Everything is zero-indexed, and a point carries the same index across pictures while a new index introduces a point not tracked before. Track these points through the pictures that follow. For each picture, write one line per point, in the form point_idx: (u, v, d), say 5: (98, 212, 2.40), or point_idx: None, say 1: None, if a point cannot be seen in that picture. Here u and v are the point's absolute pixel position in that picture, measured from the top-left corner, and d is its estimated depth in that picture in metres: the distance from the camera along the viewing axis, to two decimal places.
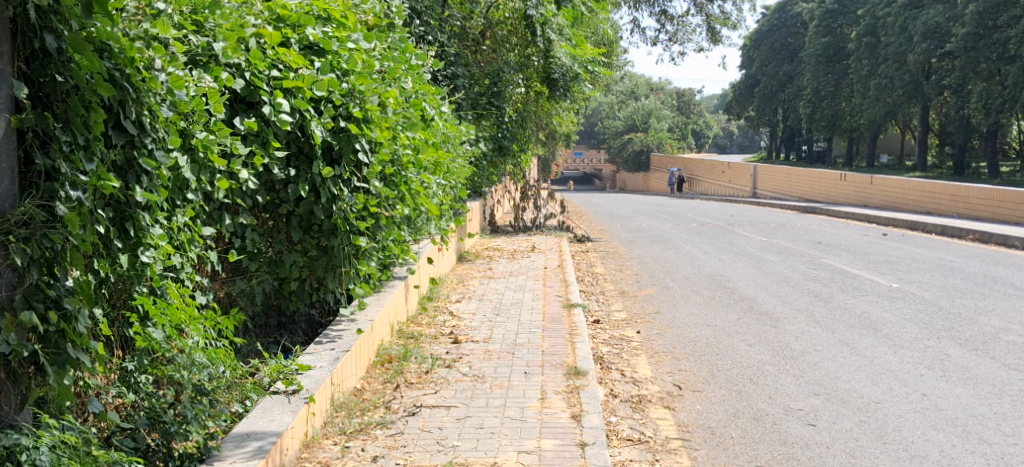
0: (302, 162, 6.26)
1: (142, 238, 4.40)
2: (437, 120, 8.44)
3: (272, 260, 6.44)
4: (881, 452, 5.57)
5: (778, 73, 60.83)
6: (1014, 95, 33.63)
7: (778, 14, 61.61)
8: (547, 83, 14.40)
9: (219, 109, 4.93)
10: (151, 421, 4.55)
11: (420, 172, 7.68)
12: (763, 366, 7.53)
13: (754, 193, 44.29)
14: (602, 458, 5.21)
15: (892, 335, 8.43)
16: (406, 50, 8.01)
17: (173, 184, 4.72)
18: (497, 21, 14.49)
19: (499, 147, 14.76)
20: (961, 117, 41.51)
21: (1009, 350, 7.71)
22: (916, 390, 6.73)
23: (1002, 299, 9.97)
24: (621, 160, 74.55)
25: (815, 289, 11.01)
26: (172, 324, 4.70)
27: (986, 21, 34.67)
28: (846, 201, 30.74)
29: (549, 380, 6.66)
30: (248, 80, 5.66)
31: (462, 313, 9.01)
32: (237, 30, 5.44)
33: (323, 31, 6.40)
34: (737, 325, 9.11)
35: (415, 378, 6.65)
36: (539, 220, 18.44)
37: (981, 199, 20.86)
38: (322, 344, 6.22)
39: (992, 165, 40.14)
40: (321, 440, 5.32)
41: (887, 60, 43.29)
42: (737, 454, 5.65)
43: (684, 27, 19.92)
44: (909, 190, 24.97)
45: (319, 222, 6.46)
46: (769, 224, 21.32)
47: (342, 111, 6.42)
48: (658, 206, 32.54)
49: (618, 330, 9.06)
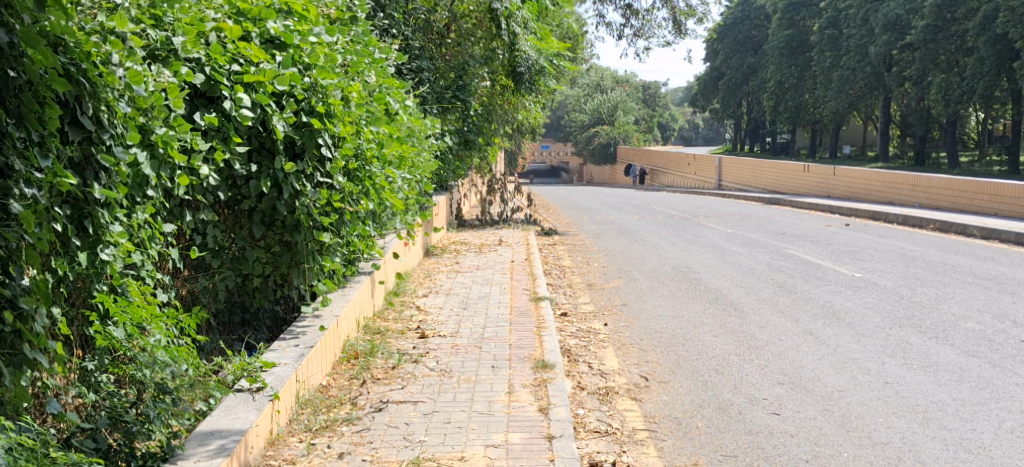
0: (264, 157, 6.21)
1: (101, 235, 4.33)
2: (402, 113, 8.36)
3: (235, 257, 6.41)
4: (845, 440, 5.63)
5: (742, 65, 61.33)
6: (972, 87, 34.17)
7: (741, 6, 61.65)
8: (513, 77, 14.50)
9: (180, 104, 4.82)
10: (114, 421, 4.55)
11: (384, 167, 7.55)
12: (729, 357, 7.58)
13: (720, 185, 44.53)
14: (569, 450, 5.23)
15: (855, 323, 8.52)
16: (369, 43, 7.94)
17: (133, 181, 4.65)
18: (462, 14, 14.09)
19: (465, 141, 14.82)
20: (921, 109, 42.01)
21: (968, 338, 7.82)
22: (878, 378, 6.81)
23: (962, 288, 10.10)
24: (587, 153, 74.63)
25: (779, 280, 11.10)
26: (133, 323, 4.66)
27: (945, 13, 35.34)
28: (809, 192, 31.05)
29: (516, 374, 6.66)
30: (208, 75, 5.60)
31: (430, 308, 9.01)
32: (197, 24, 5.42)
33: (285, 25, 6.30)
34: (703, 317, 9.15)
35: (381, 374, 6.63)
36: (505, 213, 18.45)
37: (941, 189, 21.13)
38: (286, 341, 6.18)
39: (952, 156, 40.69)
40: (286, 438, 5.29)
41: (849, 51, 43.80)
42: (702, 444, 5.69)
43: (650, 21, 19.96)
44: (871, 181, 25.22)
45: (282, 218, 6.40)
46: (733, 215, 21.74)
47: (305, 105, 6.33)
48: (625, 198, 32.53)
49: (585, 323, 9.08)
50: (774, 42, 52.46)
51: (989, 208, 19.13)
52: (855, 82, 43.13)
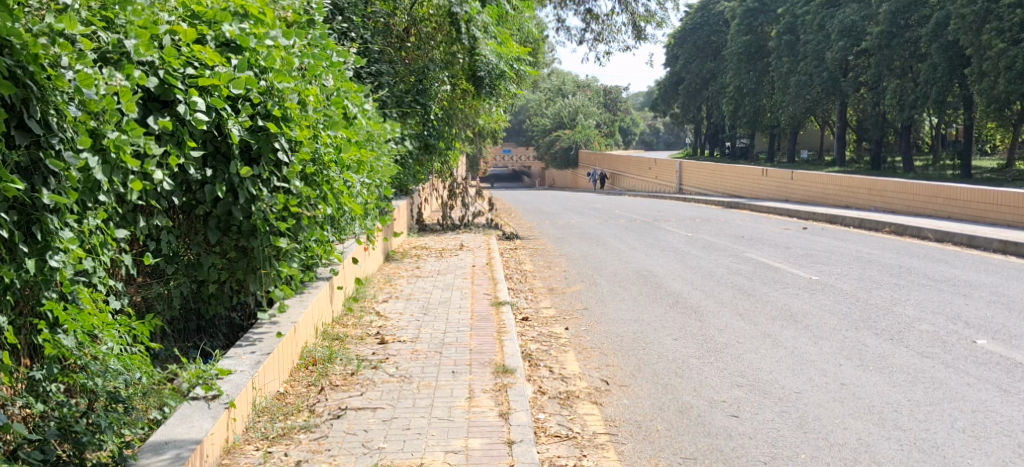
0: (219, 162, 6.14)
1: (51, 241, 4.24)
2: (360, 117, 8.29)
3: (190, 263, 6.34)
4: (802, 441, 5.67)
5: (701, 70, 61.85)
6: (926, 92, 34.74)
7: (700, 12, 62.23)
8: (473, 81, 14.35)
9: (133, 108, 4.72)
10: (62, 432, 4.48)
11: (342, 171, 7.45)
12: (688, 360, 7.61)
13: (680, 189, 44.81)
14: (530, 455, 5.22)
15: (813, 326, 8.60)
16: (327, 46, 7.87)
17: (85, 186, 4.54)
18: (422, 18, 14.01)
19: (425, 145, 14.75)
20: (877, 114, 42.61)
21: (922, 339, 7.93)
22: (835, 380, 6.87)
23: (916, 290, 10.26)
24: (549, 157, 74.77)
25: (738, 283, 11.18)
26: (83, 330, 4.51)
27: (899, 20, 35.95)
28: (768, 196, 31.36)
29: (477, 379, 6.63)
30: (162, 78, 5.50)
31: (390, 313, 8.94)
32: (150, 27, 5.32)
33: (241, 28, 6.23)
34: (664, 320, 9.19)
35: (340, 380, 6.57)
36: (467, 218, 18.42)
37: (896, 193, 21.43)
38: (242, 348, 6.09)
39: (907, 160, 41.32)
40: (243, 446, 5.22)
41: (806, 57, 44.36)
42: (662, 447, 5.70)
43: (610, 26, 20.03)
44: (827, 185, 25.55)
45: (237, 224, 6.34)
46: (694, 218, 21.86)
47: (261, 109, 6.26)
48: (587, 203, 32.60)
49: (546, 327, 9.08)
50: (732, 48, 52.96)
51: (942, 211, 19.43)
52: (812, 87, 43.69)
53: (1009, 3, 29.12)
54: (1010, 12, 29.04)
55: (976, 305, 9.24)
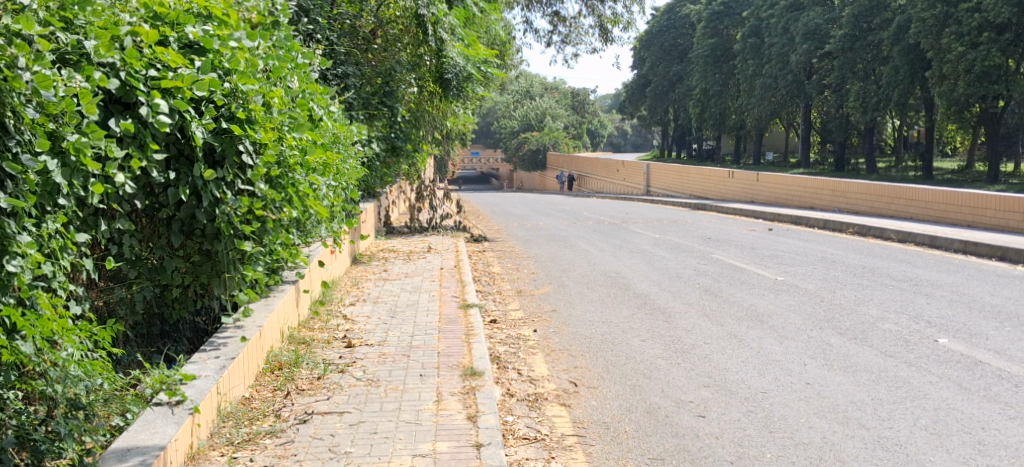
0: (183, 164, 6.06)
1: (8, 246, 4.17)
2: (326, 119, 8.23)
3: (153, 267, 6.27)
4: (767, 441, 5.70)
5: (668, 73, 62.08)
6: (888, 95, 35.18)
7: (667, 15, 62.52)
8: (440, 83, 14.21)
9: (93, 110, 4.67)
10: (20, 441, 4.47)
11: (307, 174, 7.39)
12: (656, 361, 7.64)
13: (648, 191, 44.99)
14: (497, 458, 5.22)
15: (778, 326, 8.67)
16: (292, 48, 7.79)
17: (42, 189, 4.48)
18: (388, 19, 14.24)
19: (392, 148, 14.60)
20: (840, 116, 43.07)
21: (885, 338, 8.01)
22: (800, 379, 6.92)
23: (879, 290, 10.36)
24: (518, 159, 74.77)
25: (705, 284, 11.24)
26: (42, 337, 4.41)
27: (862, 23, 36.43)
28: (734, 197, 31.60)
29: (444, 382, 6.60)
30: (123, 80, 5.41)
31: (357, 317, 8.89)
32: (111, 28, 5.25)
33: (204, 29, 6.16)
34: (631, 321, 9.22)
35: (306, 384, 6.52)
36: (435, 220, 18.38)
37: (859, 194, 21.67)
38: (206, 352, 6.03)
39: (870, 161, 41.81)
40: (207, 452, 5.15)
41: (771, 60, 44.72)
42: (630, 448, 5.72)
43: (577, 28, 20.09)
44: (792, 186, 25.78)
45: (201, 227, 6.28)
46: (662, 220, 21.97)
47: (225, 112, 6.19)
48: (556, 205, 32.62)
49: (514, 329, 9.06)
50: (698, 51, 53.28)
51: (904, 211, 19.67)
52: (777, 90, 44.11)
53: (967, 7, 29.53)
54: (969, 16, 29.40)
55: (938, 305, 9.36)
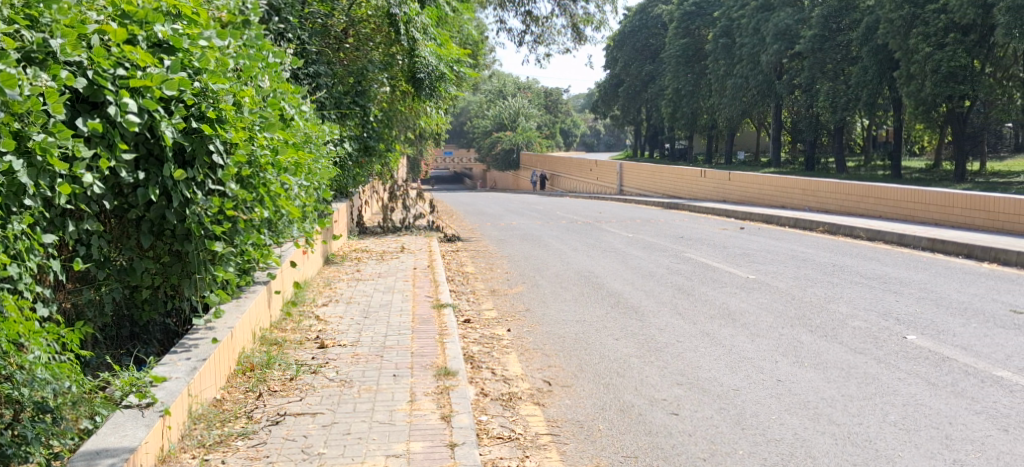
0: (152, 164, 6.00)
1: None
2: (297, 119, 8.18)
3: (122, 268, 6.20)
4: (739, 438, 5.73)
5: (640, 73, 62.31)
6: (857, 94, 35.54)
7: (638, 15, 62.42)
8: (413, 83, 14.07)
9: (59, 109, 4.63)
10: None
11: (279, 173, 7.33)
12: (629, 359, 7.66)
13: (621, 190, 45.10)
14: (471, 458, 5.22)
15: (750, 324, 8.72)
16: (264, 47, 7.73)
17: (8, 189, 4.43)
18: (360, 19, 14.14)
19: (364, 147, 14.55)
20: (810, 115, 43.44)
21: (855, 335, 8.09)
22: (771, 376, 6.97)
23: (849, 287, 10.45)
24: (491, 159, 74.73)
25: (678, 282, 11.29)
26: (8, 340, 4.34)
27: (831, 24, 36.94)
28: (706, 196, 31.77)
29: (418, 382, 6.58)
30: (90, 79, 5.35)
31: (329, 317, 8.85)
32: (77, 26, 5.20)
33: (173, 28, 6.10)
34: (604, 320, 9.23)
35: (278, 386, 6.47)
36: (407, 220, 18.32)
37: (829, 193, 21.85)
38: (177, 354, 5.98)
39: (840, 161, 42.21)
40: (178, 454, 5.10)
41: (742, 60, 45.01)
42: (603, 446, 5.73)
43: (549, 28, 20.11)
44: (764, 185, 25.96)
45: (171, 227, 6.23)
46: (635, 219, 22.02)
47: (194, 111, 6.13)
48: (529, 204, 32.61)
49: (488, 329, 9.05)
50: (670, 50, 53.48)
51: (873, 210, 19.85)
52: (748, 89, 44.41)
53: (935, 8, 29.89)
54: (936, 17, 29.79)
55: (906, 302, 9.46)
